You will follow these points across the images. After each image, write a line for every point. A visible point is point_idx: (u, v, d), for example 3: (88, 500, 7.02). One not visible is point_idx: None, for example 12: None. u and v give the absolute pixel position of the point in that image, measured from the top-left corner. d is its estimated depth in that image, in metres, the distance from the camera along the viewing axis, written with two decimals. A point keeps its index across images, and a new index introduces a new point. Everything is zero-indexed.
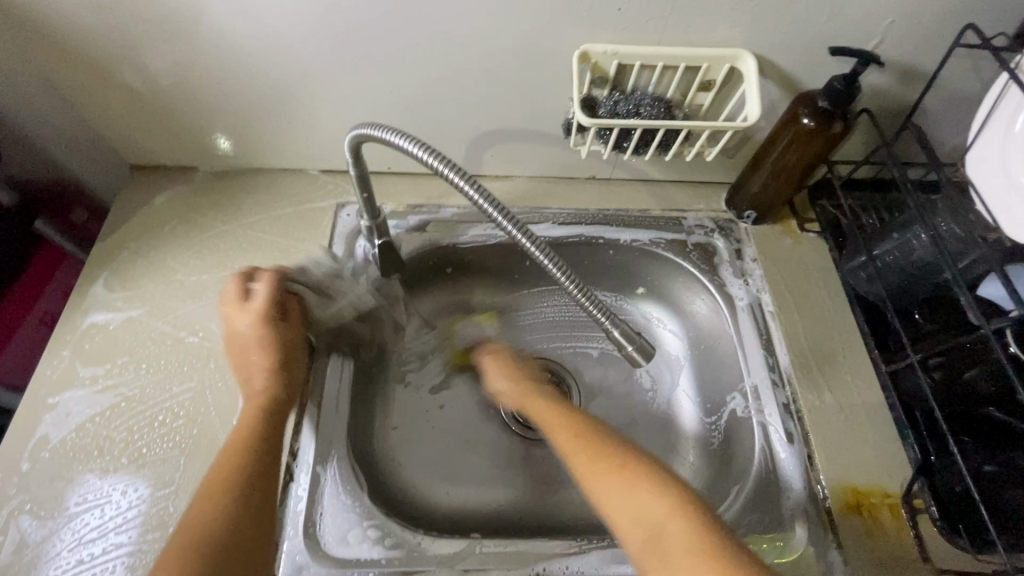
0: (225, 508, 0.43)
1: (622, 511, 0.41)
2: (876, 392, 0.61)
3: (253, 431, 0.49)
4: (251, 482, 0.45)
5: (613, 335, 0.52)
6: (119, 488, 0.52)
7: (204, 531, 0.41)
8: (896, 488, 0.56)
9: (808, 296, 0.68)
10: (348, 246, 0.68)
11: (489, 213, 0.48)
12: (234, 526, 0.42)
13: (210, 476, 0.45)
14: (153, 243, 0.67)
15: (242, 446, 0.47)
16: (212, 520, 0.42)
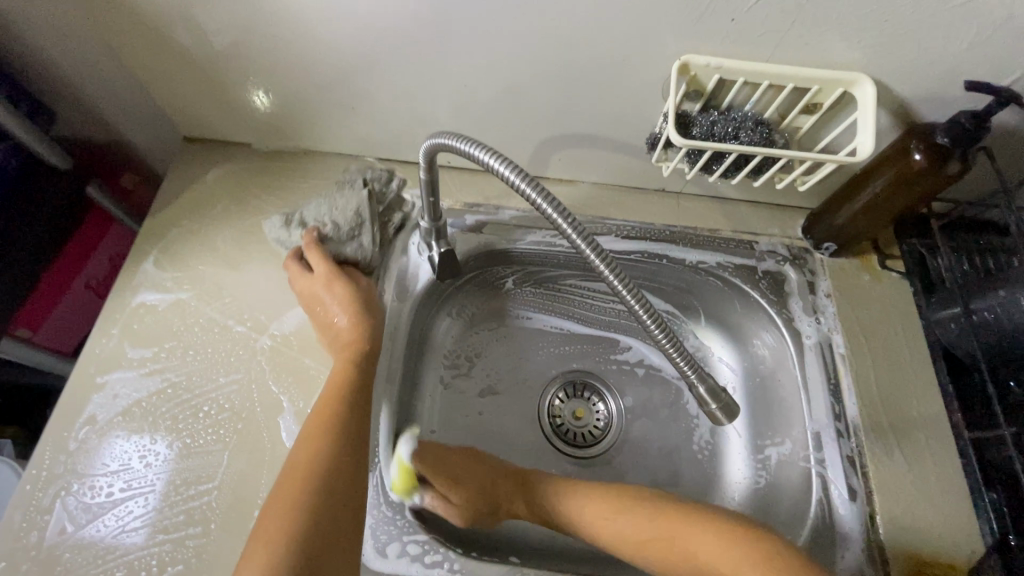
0: (329, 446, 0.48)
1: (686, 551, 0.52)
2: (951, 454, 0.57)
3: (347, 378, 0.53)
4: (350, 429, 0.50)
5: (697, 390, 0.48)
6: (163, 477, 0.52)
7: (312, 466, 0.47)
8: (963, 560, 0.53)
9: (884, 341, 0.63)
10: (402, 243, 0.65)
11: (578, 247, 0.45)
12: (339, 458, 0.48)
13: (315, 417, 0.51)
14: (204, 222, 0.65)
15: (333, 395, 0.52)
16: (319, 458, 0.48)
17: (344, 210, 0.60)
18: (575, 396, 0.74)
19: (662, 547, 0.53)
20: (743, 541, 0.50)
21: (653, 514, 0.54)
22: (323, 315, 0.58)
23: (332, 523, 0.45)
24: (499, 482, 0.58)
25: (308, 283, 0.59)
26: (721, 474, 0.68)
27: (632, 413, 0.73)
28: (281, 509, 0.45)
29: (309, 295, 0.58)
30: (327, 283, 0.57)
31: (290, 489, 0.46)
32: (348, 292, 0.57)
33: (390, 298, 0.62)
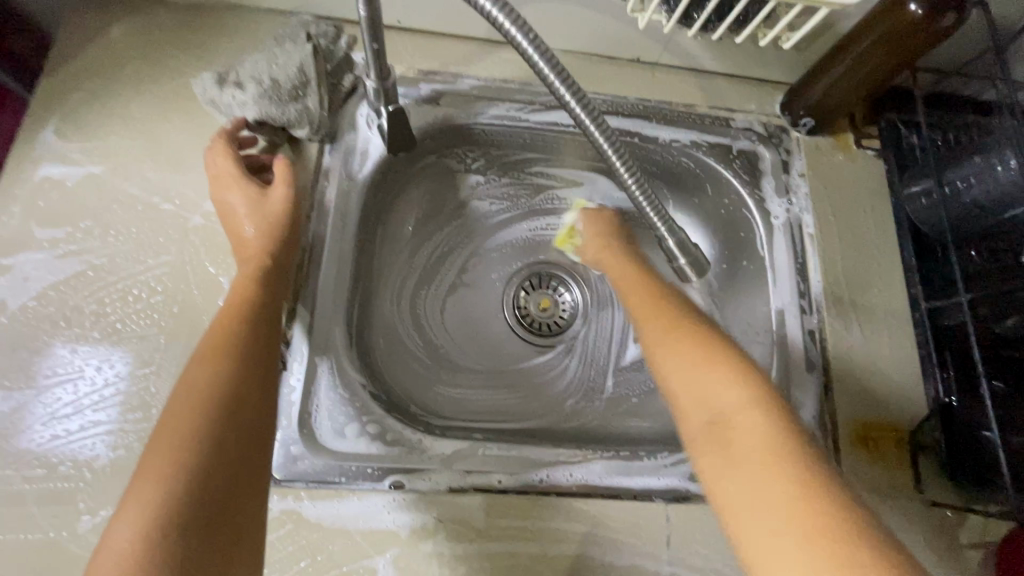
0: (232, 366, 0.40)
1: (683, 372, 0.42)
2: (905, 328, 0.58)
3: (249, 296, 0.46)
4: (253, 341, 0.43)
5: (666, 244, 0.49)
6: (94, 365, 0.47)
7: (210, 387, 0.39)
8: (905, 423, 0.55)
9: (852, 221, 0.62)
10: (349, 115, 0.58)
11: (546, 76, 0.42)
12: (241, 379, 0.40)
13: (208, 342, 0.42)
14: (112, 85, 0.55)
15: (230, 315, 0.44)
16: (219, 380, 0.40)
17: (285, 65, 0.54)
18: (539, 288, 0.71)
19: (708, 425, 0.39)
20: (824, 501, 0.32)
21: (749, 395, 0.38)
22: (235, 232, 0.51)
23: (239, 452, 0.37)
24: (659, 327, 0.47)
25: (216, 193, 0.52)
26: None
27: (598, 303, 0.71)
28: (173, 435, 0.36)
29: (223, 207, 0.51)
30: (237, 191, 0.51)
31: (180, 416, 0.37)
32: (257, 199, 0.51)
33: (338, 175, 0.56)
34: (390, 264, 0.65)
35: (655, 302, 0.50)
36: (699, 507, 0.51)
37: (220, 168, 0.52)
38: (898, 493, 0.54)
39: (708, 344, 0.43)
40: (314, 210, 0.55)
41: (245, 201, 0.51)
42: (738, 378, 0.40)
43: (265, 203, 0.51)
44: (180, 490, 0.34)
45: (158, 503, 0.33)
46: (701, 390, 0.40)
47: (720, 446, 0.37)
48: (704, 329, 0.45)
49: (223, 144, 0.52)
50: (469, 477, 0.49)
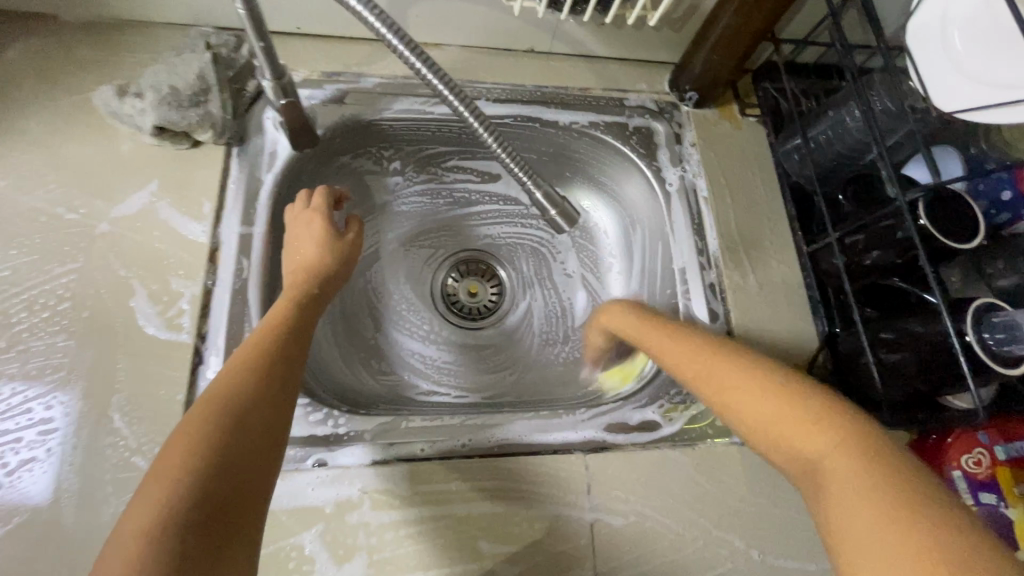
0: (251, 371, 0.41)
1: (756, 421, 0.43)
2: (796, 273, 0.63)
3: (293, 318, 0.48)
4: (280, 347, 0.45)
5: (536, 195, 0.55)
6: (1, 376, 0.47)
7: (227, 394, 0.39)
8: (802, 359, 0.60)
9: (740, 180, 0.67)
10: (256, 119, 0.60)
11: (394, 46, 0.44)
12: (259, 382, 0.41)
13: (240, 357, 0.43)
14: (11, 105, 0.56)
15: (288, 341, 0.46)
16: (237, 384, 0.40)
17: (185, 74, 0.56)
18: (467, 274, 0.76)
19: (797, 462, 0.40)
20: (929, 511, 0.32)
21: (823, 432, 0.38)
22: (304, 261, 0.55)
23: (250, 451, 0.37)
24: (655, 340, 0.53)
25: (292, 232, 0.57)
26: None
27: (524, 283, 0.76)
28: (186, 433, 0.36)
29: (292, 242, 0.57)
30: (307, 227, 0.56)
31: (196, 415, 0.37)
32: (328, 234, 0.57)
33: (248, 176, 0.58)
34: None
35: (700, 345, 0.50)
36: (618, 456, 0.54)
37: (301, 209, 0.58)
38: None
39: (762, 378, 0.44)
40: (224, 210, 0.56)
41: (315, 237, 0.56)
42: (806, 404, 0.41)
43: (338, 241, 0.58)
44: (191, 486, 0.33)
45: (166, 497, 0.32)
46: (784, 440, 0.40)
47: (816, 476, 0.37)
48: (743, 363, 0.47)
49: (302, 200, 0.59)
50: (394, 448, 0.51)
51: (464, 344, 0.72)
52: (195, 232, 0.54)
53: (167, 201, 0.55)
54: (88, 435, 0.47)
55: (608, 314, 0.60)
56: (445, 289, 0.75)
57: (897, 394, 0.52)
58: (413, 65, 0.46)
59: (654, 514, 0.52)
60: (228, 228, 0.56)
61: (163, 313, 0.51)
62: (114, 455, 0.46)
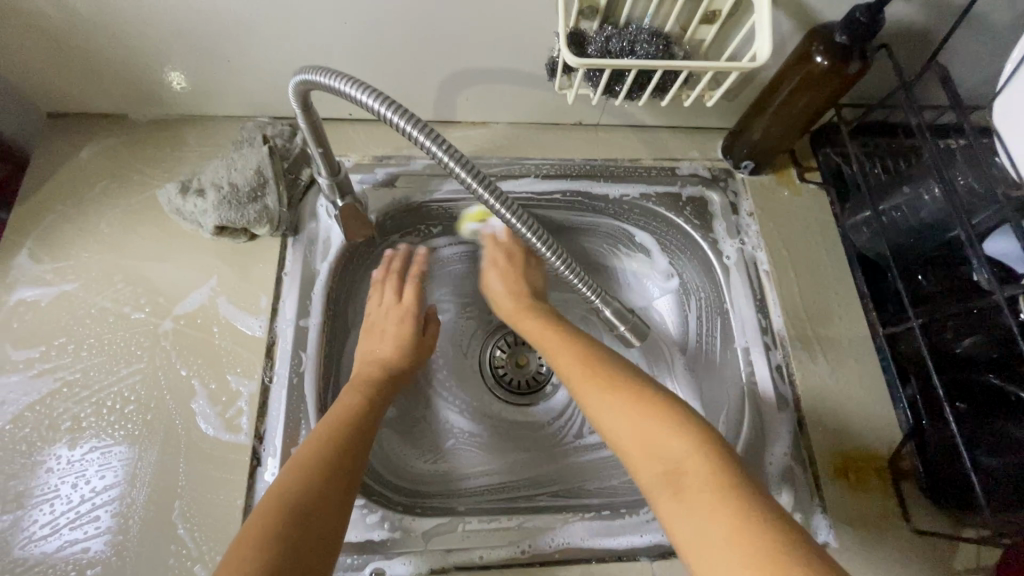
0: (318, 469, 0.45)
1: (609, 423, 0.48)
2: (871, 353, 0.59)
3: (364, 408, 0.52)
4: (350, 443, 0.49)
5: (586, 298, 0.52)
6: (71, 482, 0.48)
7: (294, 495, 0.43)
8: (884, 451, 0.55)
9: (804, 251, 0.64)
10: (310, 208, 0.61)
11: (451, 168, 0.42)
12: (323, 483, 0.45)
13: (322, 432, 0.48)
14: (83, 205, 0.58)
15: (359, 421, 0.51)
16: (304, 481, 0.44)
17: (243, 170, 0.57)
18: (515, 345, 0.74)
19: (666, 473, 0.43)
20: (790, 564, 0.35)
21: (693, 459, 0.43)
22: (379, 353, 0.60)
23: (318, 536, 0.42)
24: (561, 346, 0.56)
25: (376, 319, 0.61)
26: None
27: None
28: (251, 545, 0.40)
29: (372, 332, 0.61)
30: (396, 324, 0.61)
31: (264, 518, 0.41)
32: (410, 332, 0.61)
33: (302, 265, 0.59)
34: None
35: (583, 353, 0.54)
36: (685, 563, 0.50)
37: (390, 295, 0.62)
38: (887, 525, 0.53)
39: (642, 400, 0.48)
40: (279, 302, 0.56)
41: (398, 337, 0.60)
42: (688, 437, 0.44)
43: (422, 341, 0.62)
44: (269, 573, 0.38)
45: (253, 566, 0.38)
46: (651, 445, 0.45)
47: (674, 484, 0.42)
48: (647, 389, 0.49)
49: (394, 278, 0.62)
50: (453, 555, 0.49)
51: (516, 421, 0.70)
52: (252, 326, 0.55)
53: (226, 297, 0.56)
54: (150, 543, 0.47)
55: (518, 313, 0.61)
56: (493, 361, 0.73)
57: None
58: (469, 184, 0.43)
59: None
60: (285, 321, 0.56)
61: (222, 413, 0.51)
62: (176, 565, 0.46)
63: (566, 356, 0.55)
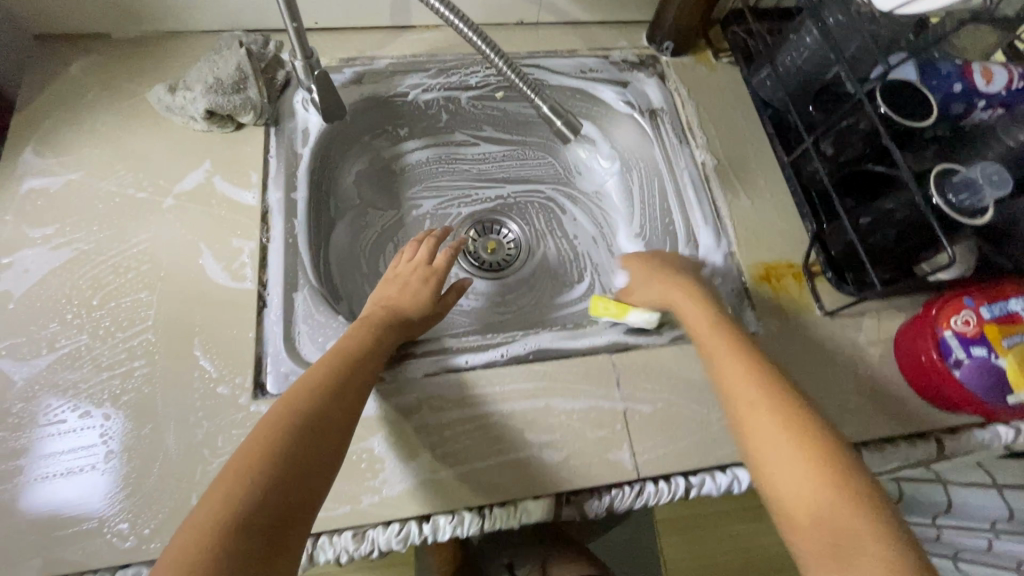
0: (316, 405, 0.46)
1: (773, 462, 0.45)
2: (781, 183, 0.70)
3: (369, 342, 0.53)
4: (356, 391, 0.49)
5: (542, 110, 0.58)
6: (62, 422, 0.51)
7: (292, 413, 0.45)
8: (799, 259, 0.66)
9: (722, 112, 0.74)
10: (289, 103, 0.68)
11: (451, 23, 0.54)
12: (325, 412, 0.46)
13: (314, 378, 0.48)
14: (79, 109, 0.64)
15: (353, 366, 0.50)
16: (300, 406, 0.46)
17: (225, 67, 0.64)
18: (484, 231, 0.83)
19: (806, 513, 0.42)
20: None
21: (819, 481, 0.43)
22: (400, 301, 0.60)
23: (310, 460, 0.43)
24: (724, 360, 0.52)
25: (399, 272, 0.64)
26: (616, 263, 0.81)
27: (537, 234, 0.84)
28: (249, 452, 0.41)
29: (396, 285, 0.62)
30: (420, 280, 0.63)
31: (266, 432, 0.43)
32: (428, 295, 0.62)
33: (287, 150, 0.66)
34: (354, 231, 0.77)
35: (743, 360, 0.51)
36: (639, 353, 0.60)
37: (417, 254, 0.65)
38: (803, 314, 0.64)
39: (790, 413, 0.47)
40: (269, 179, 0.64)
41: (421, 295, 0.61)
42: (838, 482, 0.42)
43: (436, 302, 0.62)
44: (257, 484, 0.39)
45: (225, 503, 0.38)
46: (791, 482, 0.44)
47: (829, 544, 0.40)
48: (790, 403, 0.48)
49: (430, 238, 0.67)
50: (445, 364, 0.57)
51: (492, 291, 0.79)
52: (246, 197, 0.62)
53: (220, 176, 0.63)
54: (177, 371, 0.53)
55: (703, 329, 0.56)
56: (466, 245, 0.82)
57: (885, 271, 0.59)
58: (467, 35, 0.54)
59: (678, 399, 0.58)
60: (277, 194, 0.63)
61: (228, 266, 0.58)
62: (201, 386, 0.53)
63: (714, 342, 0.54)
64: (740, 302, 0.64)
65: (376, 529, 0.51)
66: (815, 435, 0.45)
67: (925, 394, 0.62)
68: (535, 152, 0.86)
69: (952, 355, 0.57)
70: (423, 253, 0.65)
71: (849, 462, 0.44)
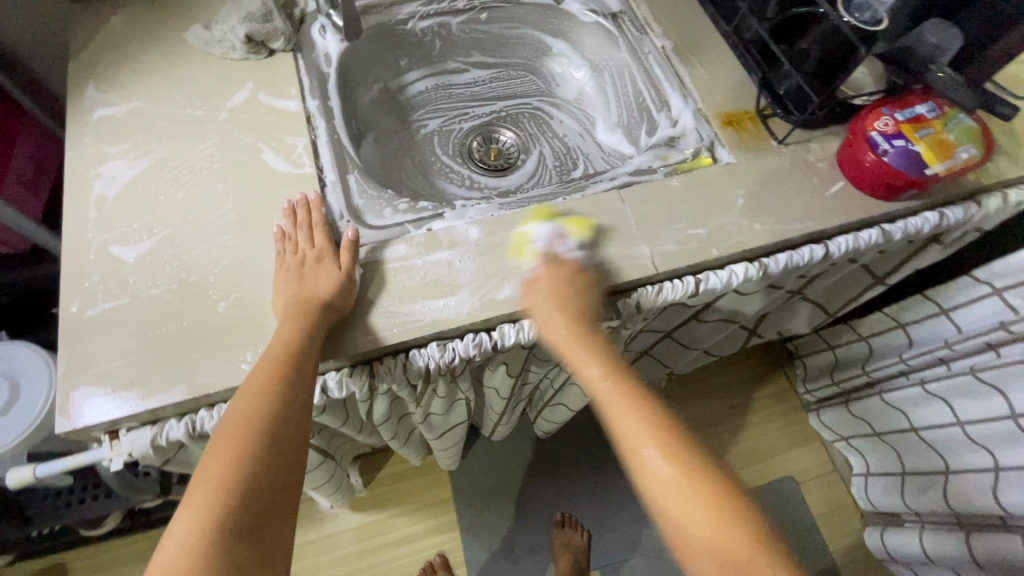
0: (260, 421, 0.50)
1: (670, 500, 0.48)
2: (728, 53, 0.85)
3: (292, 341, 0.54)
4: (291, 403, 0.52)
5: None
6: (89, 410, 0.53)
7: (245, 431, 0.49)
8: (752, 106, 0.80)
9: (671, 6, 0.89)
10: (309, 34, 0.79)
11: None
12: (276, 422, 0.50)
13: (256, 387, 0.52)
14: (125, 53, 0.72)
15: (293, 369, 0.53)
16: (255, 418, 0.50)
17: (252, 3, 0.74)
18: (486, 142, 0.95)
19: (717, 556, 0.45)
20: None
21: (709, 505, 0.47)
22: (307, 292, 0.58)
23: (276, 479, 0.48)
24: (627, 407, 0.54)
25: (292, 261, 0.60)
26: (601, 150, 0.94)
27: (532, 138, 0.96)
28: (220, 470, 0.47)
29: (299, 276, 0.59)
30: (314, 262, 0.60)
31: (235, 443, 0.48)
32: (329, 273, 0.59)
33: (314, 69, 0.76)
34: (376, 148, 0.88)
35: (605, 373, 0.57)
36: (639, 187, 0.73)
37: (306, 244, 0.61)
38: (764, 145, 0.78)
39: (667, 440, 0.51)
40: (304, 91, 0.74)
41: (325, 277, 0.59)
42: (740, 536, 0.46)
43: (345, 278, 0.59)
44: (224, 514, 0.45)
45: (215, 518, 0.45)
46: (688, 519, 0.47)
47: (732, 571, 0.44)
48: (662, 424, 0.53)
49: (303, 225, 0.62)
50: (490, 215, 0.69)
51: (501, 185, 0.90)
52: (290, 105, 0.72)
53: (263, 92, 0.72)
54: (263, 240, 0.63)
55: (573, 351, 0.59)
56: (474, 154, 0.93)
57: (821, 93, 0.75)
58: None
59: (677, 215, 0.71)
60: (315, 104, 0.73)
61: (288, 158, 0.68)
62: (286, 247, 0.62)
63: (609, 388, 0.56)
64: (713, 143, 0.78)
65: (454, 340, 0.63)
66: (687, 462, 0.50)
67: (864, 189, 0.77)
68: (518, 71, 0.99)
69: (880, 146, 0.73)
70: (300, 230, 0.62)
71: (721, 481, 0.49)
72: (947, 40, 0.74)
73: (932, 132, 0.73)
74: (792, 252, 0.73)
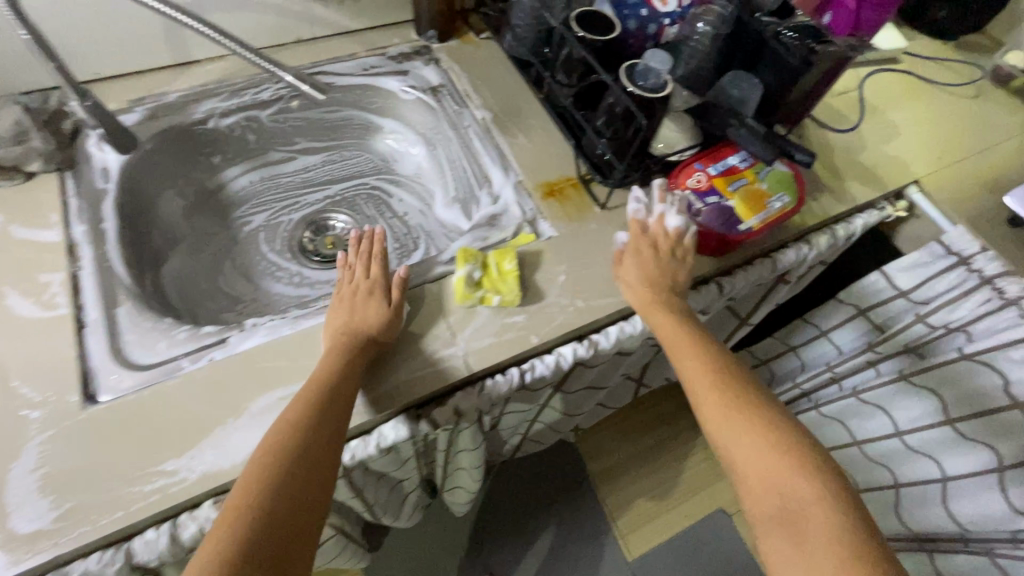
0: (295, 441, 0.50)
1: (739, 445, 0.54)
2: (547, 119, 0.83)
3: (331, 372, 0.55)
4: (331, 424, 0.52)
5: None
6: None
7: (280, 450, 0.49)
8: (574, 172, 0.78)
9: (490, 75, 0.87)
10: (82, 148, 0.71)
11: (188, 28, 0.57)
12: (310, 445, 0.50)
13: (296, 410, 0.53)
14: None
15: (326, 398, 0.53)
16: (295, 439, 0.50)
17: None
18: (320, 231, 0.89)
19: (779, 500, 0.50)
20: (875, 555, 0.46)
21: (773, 454, 0.52)
22: (356, 325, 0.60)
23: (304, 496, 0.48)
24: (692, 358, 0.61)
25: (342, 294, 0.63)
26: (442, 226, 0.89)
27: (371, 221, 0.91)
28: (245, 486, 0.47)
29: (347, 309, 0.61)
30: (364, 295, 0.62)
31: (262, 463, 0.49)
32: (379, 306, 0.61)
33: (85, 188, 0.69)
34: (186, 257, 0.80)
35: (698, 349, 0.61)
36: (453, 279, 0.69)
37: (362, 275, 0.64)
38: (586, 212, 0.75)
39: (723, 387, 0.58)
40: (69, 216, 0.66)
41: (373, 311, 0.60)
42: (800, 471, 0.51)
43: (391, 311, 0.61)
44: (252, 527, 0.44)
45: (237, 533, 0.44)
46: (756, 462, 0.52)
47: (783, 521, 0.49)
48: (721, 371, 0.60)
49: (364, 255, 0.66)
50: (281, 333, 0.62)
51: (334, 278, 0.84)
52: (48, 236, 0.64)
53: (16, 223, 0.64)
54: None
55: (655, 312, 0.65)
56: (305, 247, 0.87)
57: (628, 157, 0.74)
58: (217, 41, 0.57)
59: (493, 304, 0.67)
60: (82, 228, 0.66)
61: (39, 299, 0.60)
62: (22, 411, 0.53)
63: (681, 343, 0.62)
64: (534, 216, 0.75)
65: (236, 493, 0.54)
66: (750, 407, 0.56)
67: None
68: (352, 152, 0.95)
69: (693, 206, 0.71)
70: (370, 260, 0.66)
71: (785, 426, 0.54)
72: (748, 90, 0.76)
73: (746, 182, 0.72)
74: (621, 323, 0.70)
